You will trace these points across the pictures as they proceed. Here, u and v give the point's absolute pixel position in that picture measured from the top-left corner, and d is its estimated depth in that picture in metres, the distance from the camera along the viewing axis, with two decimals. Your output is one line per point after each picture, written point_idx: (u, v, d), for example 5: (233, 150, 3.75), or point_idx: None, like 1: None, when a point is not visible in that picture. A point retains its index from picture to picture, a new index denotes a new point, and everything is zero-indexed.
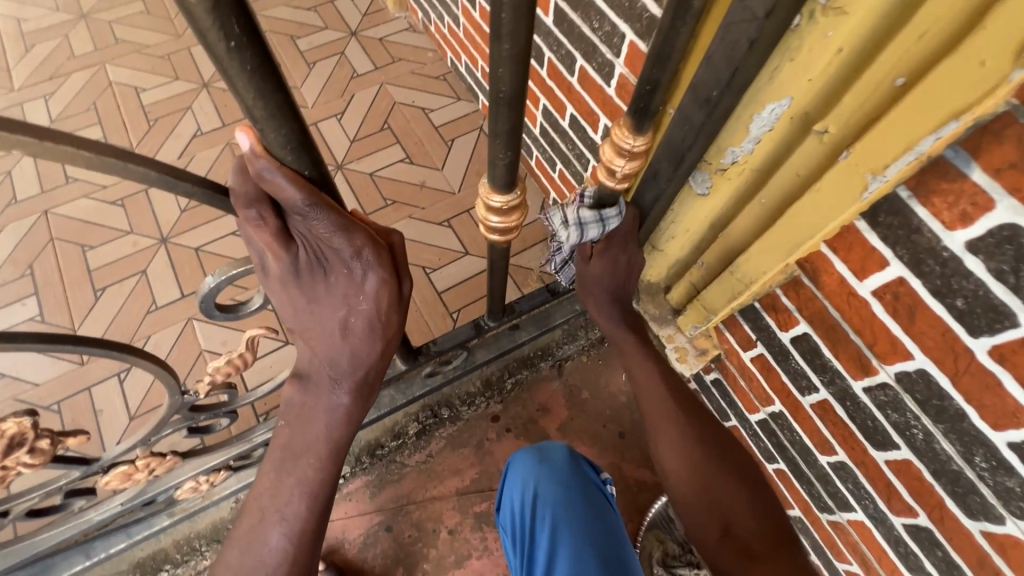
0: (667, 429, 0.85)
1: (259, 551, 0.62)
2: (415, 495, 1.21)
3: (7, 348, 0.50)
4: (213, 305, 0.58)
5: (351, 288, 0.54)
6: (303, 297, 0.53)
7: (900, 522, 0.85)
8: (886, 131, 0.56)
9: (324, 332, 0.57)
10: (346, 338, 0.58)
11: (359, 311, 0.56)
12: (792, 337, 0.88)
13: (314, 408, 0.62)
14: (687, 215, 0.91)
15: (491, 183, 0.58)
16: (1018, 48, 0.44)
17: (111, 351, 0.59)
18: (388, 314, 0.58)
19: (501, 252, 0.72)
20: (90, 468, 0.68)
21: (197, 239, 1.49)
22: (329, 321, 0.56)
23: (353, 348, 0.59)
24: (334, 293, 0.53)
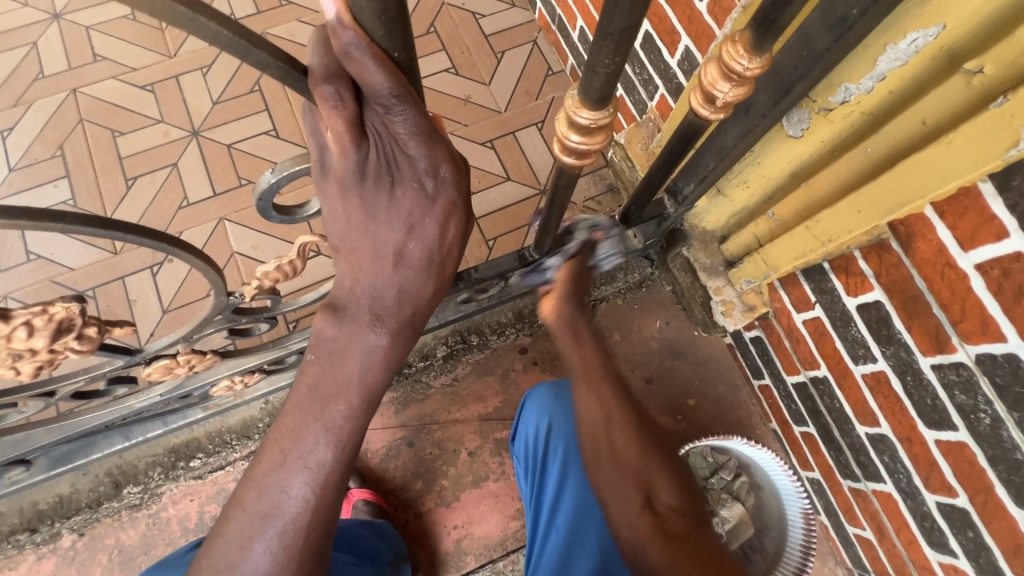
0: (617, 420, 0.85)
1: (291, 472, 0.56)
2: (439, 415, 1.22)
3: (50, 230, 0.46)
4: (270, 205, 0.54)
5: (418, 208, 0.49)
6: (361, 208, 0.47)
7: (934, 499, 0.84)
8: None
9: (376, 253, 0.51)
10: (398, 265, 0.53)
11: (421, 234, 0.51)
12: (858, 303, 0.83)
13: (358, 330, 0.56)
14: (768, 159, 0.84)
15: (580, 95, 0.50)
16: None
17: (159, 243, 0.55)
18: (449, 245, 0.53)
19: (570, 179, 0.65)
20: (133, 358, 0.67)
21: (229, 135, 1.42)
22: (385, 241, 0.50)
23: (403, 280, 0.54)
24: (397, 210, 0.48)
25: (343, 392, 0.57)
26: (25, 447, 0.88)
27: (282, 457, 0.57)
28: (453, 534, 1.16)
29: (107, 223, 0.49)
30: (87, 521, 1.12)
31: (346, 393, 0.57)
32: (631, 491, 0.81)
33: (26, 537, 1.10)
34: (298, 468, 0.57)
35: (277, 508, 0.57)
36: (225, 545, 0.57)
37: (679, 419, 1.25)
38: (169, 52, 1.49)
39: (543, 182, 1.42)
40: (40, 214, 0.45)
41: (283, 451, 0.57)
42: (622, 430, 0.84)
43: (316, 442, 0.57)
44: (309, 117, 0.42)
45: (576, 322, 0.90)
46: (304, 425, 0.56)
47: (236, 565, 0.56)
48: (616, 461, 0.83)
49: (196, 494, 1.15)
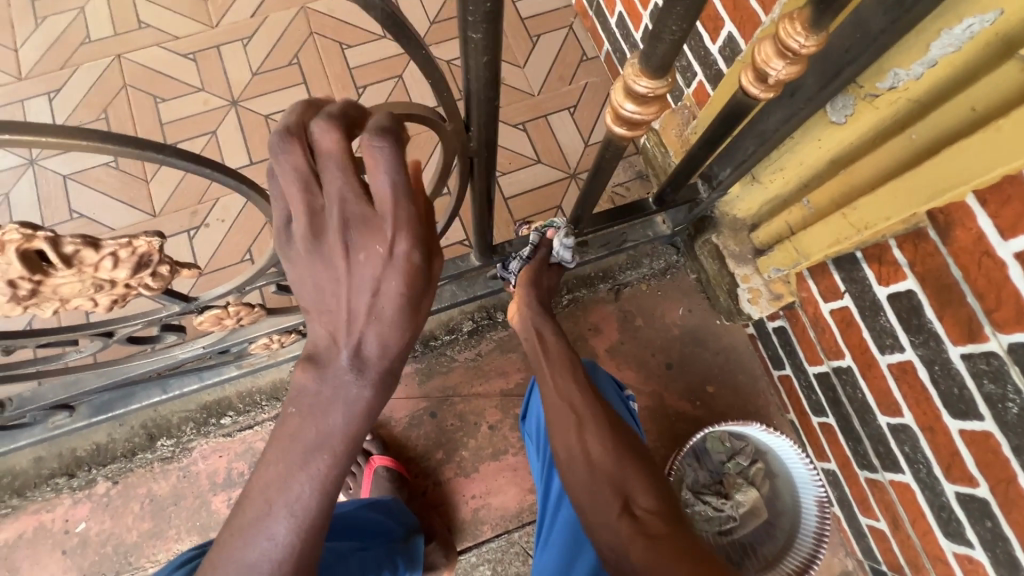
0: (591, 422, 0.83)
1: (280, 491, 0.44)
2: (461, 388, 1.25)
3: (150, 161, 0.46)
4: None
5: (378, 268, 0.40)
6: (316, 266, 0.40)
7: (953, 489, 0.85)
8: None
9: (337, 323, 0.42)
10: (369, 332, 0.42)
11: (384, 303, 0.41)
12: (890, 293, 0.84)
13: (340, 377, 0.44)
14: (809, 145, 0.85)
15: (641, 63, 0.52)
16: None
17: (242, 186, 0.55)
18: (420, 306, 0.43)
19: (617, 151, 0.67)
20: (189, 305, 0.70)
21: (267, 106, 1.45)
22: (346, 315, 0.42)
23: (377, 341, 0.43)
24: (353, 266, 0.40)
25: (326, 440, 0.44)
26: (74, 391, 0.92)
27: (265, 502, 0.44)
28: (470, 503, 1.20)
29: (200, 159, 0.48)
30: (121, 470, 1.16)
31: (331, 442, 0.44)
32: (608, 494, 0.75)
33: (63, 482, 1.14)
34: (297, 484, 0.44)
35: (260, 558, 0.45)
36: (210, 572, 0.46)
37: (697, 405, 1.27)
38: (211, 22, 1.52)
39: (573, 166, 1.43)
40: (140, 143, 0.44)
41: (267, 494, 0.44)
42: (595, 435, 0.81)
43: (302, 482, 0.44)
44: (277, 183, 0.40)
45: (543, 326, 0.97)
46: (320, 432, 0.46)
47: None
48: (593, 467, 0.78)
49: (225, 451, 1.19)
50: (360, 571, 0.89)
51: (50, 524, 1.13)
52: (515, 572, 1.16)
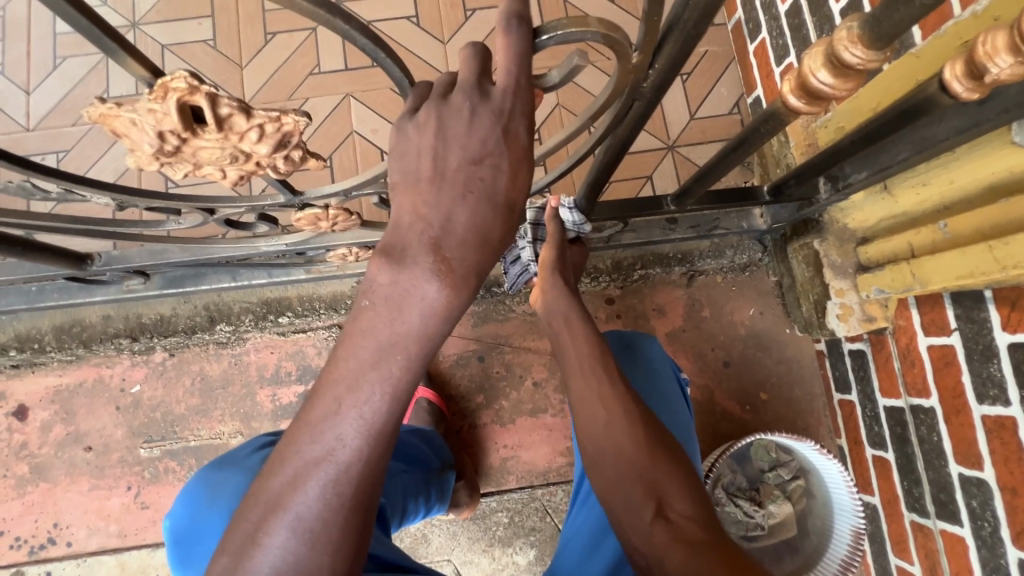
0: (613, 423, 0.76)
1: (357, 396, 0.42)
2: (513, 339, 1.24)
3: (328, 26, 0.41)
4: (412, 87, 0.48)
5: (489, 134, 0.40)
6: (431, 127, 0.40)
7: (1016, 555, 0.81)
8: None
9: (438, 184, 0.40)
10: (467, 202, 0.40)
11: (488, 176, 0.41)
12: (1012, 342, 0.77)
13: (419, 276, 0.41)
14: (971, 163, 0.76)
15: (862, 27, 0.45)
16: None
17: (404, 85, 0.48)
18: (520, 193, 0.42)
19: (776, 125, 0.62)
20: (294, 199, 0.68)
21: (371, 12, 1.39)
22: (449, 178, 0.40)
23: (473, 216, 0.41)
24: (468, 133, 0.40)
25: (402, 339, 0.42)
26: (157, 260, 0.93)
27: (334, 405, 0.42)
28: (501, 452, 1.21)
29: (378, 40, 0.43)
30: (179, 344, 1.20)
31: (405, 342, 0.42)
32: (635, 483, 0.72)
33: (126, 343, 1.19)
34: (364, 395, 0.42)
35: (305, 507, 0.43)
36: (275, 484, 0.44)
37: (747, 409, 1.24)
38: None
39: (672, 138, 1.35)
40: (328, 6, 0.39)
41: (338, 398, 0.42)
42: (617, 430, 0.75)
43: (376, 391, 0.42)
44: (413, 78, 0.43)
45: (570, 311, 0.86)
46: (358, 370, 0.42)
47: (274, 519, 0.43)
48: (619, 460, 0.74)
49: (277, 348, 1.21)
50: (402, 493, 0.91)
51: (108, 379, 1.19)
52: (531, 526, 1.18)
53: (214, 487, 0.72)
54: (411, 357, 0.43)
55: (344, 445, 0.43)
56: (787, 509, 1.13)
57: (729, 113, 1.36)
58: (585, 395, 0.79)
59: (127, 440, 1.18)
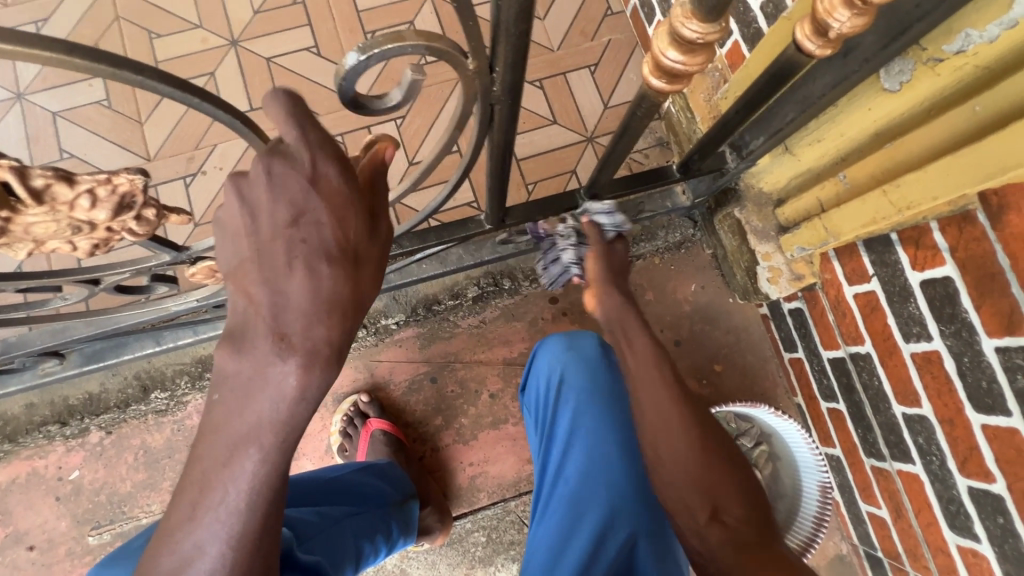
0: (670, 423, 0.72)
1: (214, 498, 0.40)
2: (463, 355, 1.22)
3: (126, 81, 0.41)
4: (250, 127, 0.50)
5: (296, 191, 0.39)
6: (239, 209, 0.39)
7: (965, 483, 0.83)
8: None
9: (261, 262, 0.39)
10: (297, 267, 0.39)
11: (310, 234, 0.39)
12: (923, 279, 0.79)
13: (262, 360, 0.38)
14: (854, 114, 0.78)
15: (693, 3, 0.45)
16: None
17: (235, 122, 0.48)
18: (351, 243, 0.40)
19: (651, 108, 0.61)
20: (179, 256, 0.65)
21: (269, 48, 1.36)
22: (270, 250, 0.39)
23: (307, 277, 0.39)
24: (277, 201, 0.39)
25: (252, 432, 0.40)
26: (62, 338, 0.88)
27: (190, 510, 0.40)
28: (468, 470, 1.18)
29: (184, 86, 0.43)
30: (114, 421, 1.14)
31: (257, 434, 0.40)
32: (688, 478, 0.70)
33: (56, 430, 1.13)
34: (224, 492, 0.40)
35: None
36: None
37: (703, 384, 1.24)
38: None
39: (590, 129, 1.35)
40: (115, 61, 0.39)
41: (192, 503, 0.41)
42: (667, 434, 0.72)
43: (230, 492, 0.40)
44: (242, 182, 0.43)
45: (626, 314, 0.83)
46: (210, 472, 0.40)
47: None
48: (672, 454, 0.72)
49: None
50: (353, 536, 0.88)
51: (42, 471, 1.12)
52: (510, 540, 1.16)
53: None
54: (265, 449, 0.40)
55: (207, 553, 0.40)
56: (756, 477, 1.13)
57: None
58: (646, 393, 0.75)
59: (72, 530, 1.11)
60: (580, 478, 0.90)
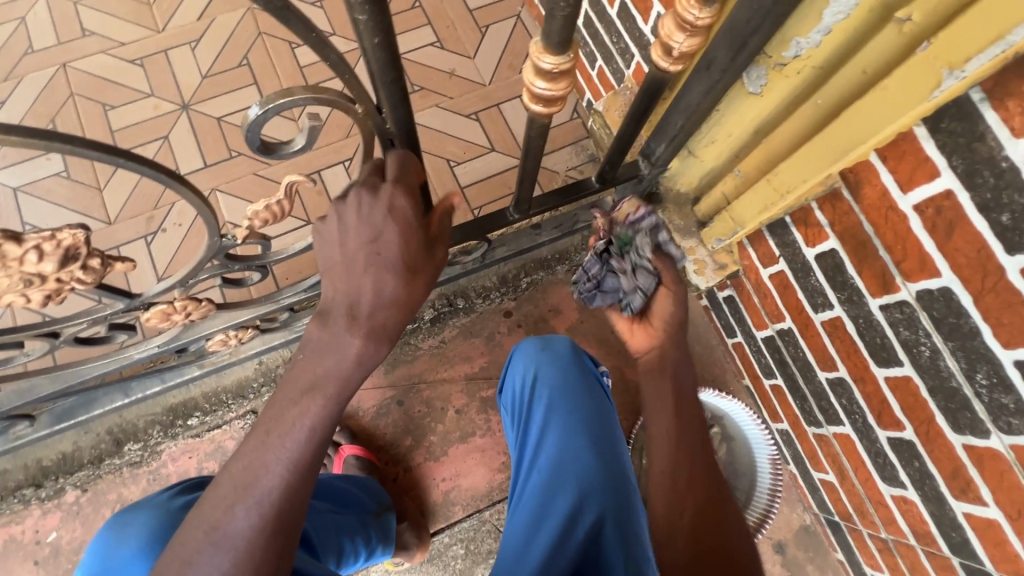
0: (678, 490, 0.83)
1: (270, 449, 0.57)
2: (426, 375, 1.28)
3: (59, 151, 0.49)
4: (176, 177, 0.59)
5: (378, 219, 0.59)
6: (337, 225, 0.59)
7: (885, 435, 0.90)
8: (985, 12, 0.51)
9: (347, 265, 0.59)
10: (372, 271, 0.58)
11: (382, 249, 0.59)
12: (816, 253, 0.88)
13: (339, 332, 0.58)
14: (733, 117, 0.87)
15: (544, 41, 0.55)
16: (964, 50, 0.54)
17: (162, 176, 0.57)
18: (414, 252, 0.60)
19: (541, 129, 0.70)
20: (132, 302, 0.71)
21: (219, 108, 1.45)
22: (353, 257, 0.58)
23: (379, 279, 0.58)
24: (363, 222, 0.59)
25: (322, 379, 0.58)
26: (28, 397, 0.92)
27: (263, 437, 0.58)
28: (441, 486, 1.22)
29: (111, 149, 0.52)
30: (89, 477, 1.16)
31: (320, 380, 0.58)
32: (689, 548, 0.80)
33: (31, 493, 1.15)
34: (276, 446, 0.57)
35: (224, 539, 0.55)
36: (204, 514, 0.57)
37: None
38: (158, 27, 1.51)
39: None
40: (46, 134, 0.46)
41: (265, 432, 0.58)
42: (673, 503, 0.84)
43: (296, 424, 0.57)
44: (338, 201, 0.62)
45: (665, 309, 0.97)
46: (282, 411, 0.58)
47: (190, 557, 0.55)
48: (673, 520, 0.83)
49: (194, 452, 1.19)
50: (336, 531, 0.93)
51: (19, 536, 1.13)
52: (487, 550, 1.20)
53: (114, 540, 0.76)
54: (325, 394, 0.58)
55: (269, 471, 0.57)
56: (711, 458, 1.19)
57: (571, 118, 1.47)
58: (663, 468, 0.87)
59: None
60: (552, 470, 0.91)
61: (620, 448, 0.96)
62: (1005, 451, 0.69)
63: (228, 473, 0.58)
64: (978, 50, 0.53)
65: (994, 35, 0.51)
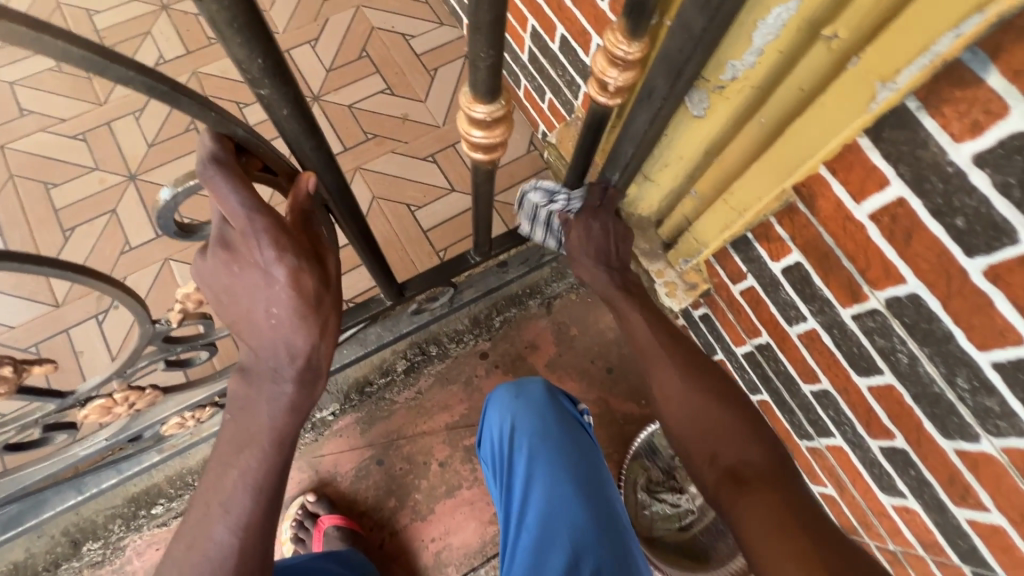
0: (655, 363, 0.85)
1: (213, 522, 0.55)
2: (405, 430, 1.22)
3: None
4: (88, 271, 0.54)
5: (259, 275, 0.48)
6: (221, 281, 0.50)
7: (877, 445, 0.88)
8: (911, 24, 0.51)
9: (249, 323, 0.52)
10: (276, 327, 0.51)
11: (275, 304, 0.50)
12: (783, 267, 0.87)
13: (266, 386, 0.55)
14: (681, 141, 0.87)
15: (473, 91, 0.53)
16: (892, 63, 0.54)
17: (73, 273, 0.53)
18: (311, 295, 0.50)
19: (487, 174, 0.68)
20: (65, 401, 0.66)
21: (168, 175, 1.41)
22: (253, 318, 0.51)
23: (287, 335, 0.51)
24: (245, 279, 0.49)
25: (256, 438, 0.56)
26: None
27: (208, 508, 0.55)
28: (431, 547, 1.16)
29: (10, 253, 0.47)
30: None
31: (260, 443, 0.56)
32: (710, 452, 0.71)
33: None
34: (219, 516, 0.55)
35: None
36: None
37: (643, 404, 1.27)
38: (99, 100, 1.48)
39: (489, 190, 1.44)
40: None
41: (207, 501, 0.56)
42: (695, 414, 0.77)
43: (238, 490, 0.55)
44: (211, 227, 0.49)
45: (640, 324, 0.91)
46: (223, 476, 0.56)
47: None
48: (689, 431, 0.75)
49: (161, 542, 1.09)
50: None
51: None
52: None
53: None
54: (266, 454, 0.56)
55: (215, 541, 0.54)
56: None
57: (528, 151, 1.47)
58: (655, 371, 0.84)
59: None
60: (541, 527, 0.86)
61: (608, 491, 0.92)
62: (998, 455, 0.67)
63: (172, 559, 0.55)
64: (906, 62, 0.53)
65: (921, 48, 0.51)
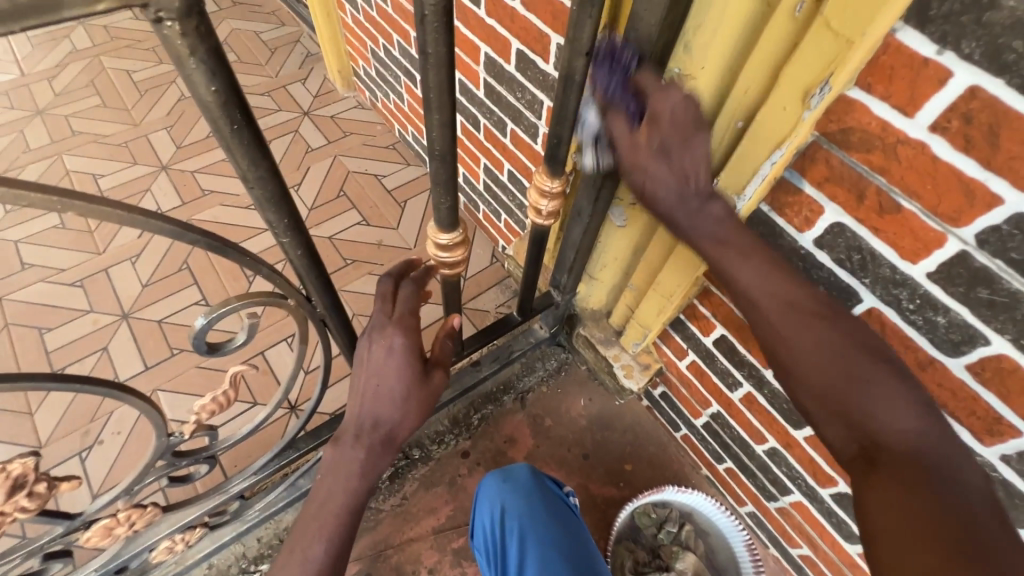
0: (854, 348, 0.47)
1: None
2: (392, 539, 1.23)
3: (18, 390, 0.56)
4: (122, 390, 0.65)
5: (393, 350, 0.68)
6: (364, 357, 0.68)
7: (828, 493, 0.96)
8: (749, 147, 0.68)
9: (370, 394, 0.68)
10: (386, 398, 0.67)
11: (394, 377, 0.68)
12: (713, 340, 1.02)
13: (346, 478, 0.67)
14: (613, 245, 1.06)
15: (437, 225, 0.70)
16: (741, 181, 0.72)
17: (109, 389, 0.64)
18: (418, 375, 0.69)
19: (453, 284, 0.83)
20: (72, 523, 0.70)
21: (160, 311, 1.52)
22: (375, 389, 0.67)
23: (394, 405, 0.68)
24: (381, 356, 0.68)
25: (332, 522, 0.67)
26: None
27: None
28: None
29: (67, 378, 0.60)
30: None
31: None
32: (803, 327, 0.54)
33: None
34: None
35: None
36: None
37: (621, 486, 1.33)
38: (98, 249, 1.62)
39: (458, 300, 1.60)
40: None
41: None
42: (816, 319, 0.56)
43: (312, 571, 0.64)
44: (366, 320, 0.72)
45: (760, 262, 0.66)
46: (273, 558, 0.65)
47: None
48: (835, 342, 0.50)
49: None
50: None
51: None
52: None
53: None
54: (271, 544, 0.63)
55: None
56: (692, 558, 1.18)
57: (491, 263, 1.66)
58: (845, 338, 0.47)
59: None
60: None
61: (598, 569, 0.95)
62: None
63: None
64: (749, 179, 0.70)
65: (755, 169, 0.69)
